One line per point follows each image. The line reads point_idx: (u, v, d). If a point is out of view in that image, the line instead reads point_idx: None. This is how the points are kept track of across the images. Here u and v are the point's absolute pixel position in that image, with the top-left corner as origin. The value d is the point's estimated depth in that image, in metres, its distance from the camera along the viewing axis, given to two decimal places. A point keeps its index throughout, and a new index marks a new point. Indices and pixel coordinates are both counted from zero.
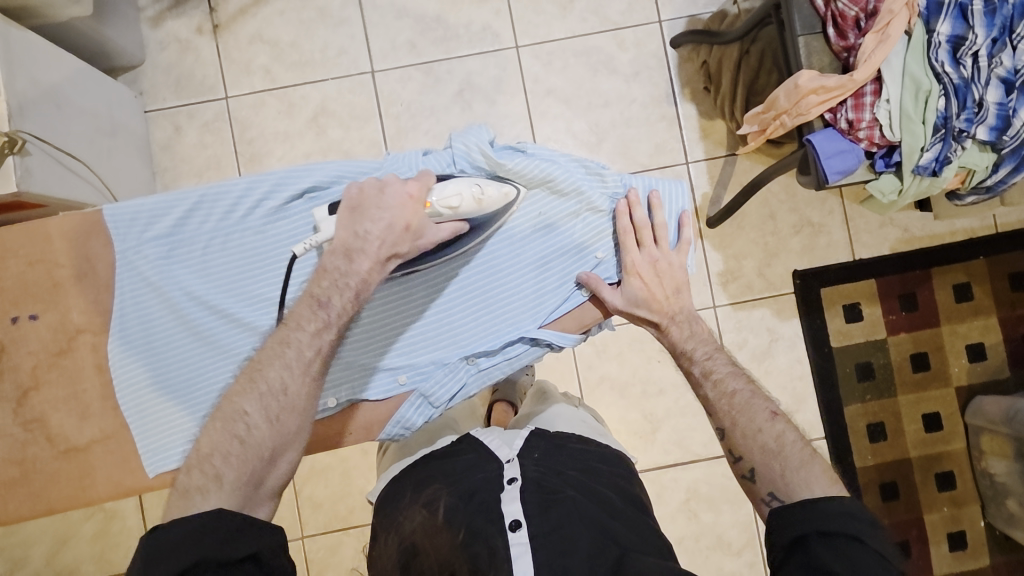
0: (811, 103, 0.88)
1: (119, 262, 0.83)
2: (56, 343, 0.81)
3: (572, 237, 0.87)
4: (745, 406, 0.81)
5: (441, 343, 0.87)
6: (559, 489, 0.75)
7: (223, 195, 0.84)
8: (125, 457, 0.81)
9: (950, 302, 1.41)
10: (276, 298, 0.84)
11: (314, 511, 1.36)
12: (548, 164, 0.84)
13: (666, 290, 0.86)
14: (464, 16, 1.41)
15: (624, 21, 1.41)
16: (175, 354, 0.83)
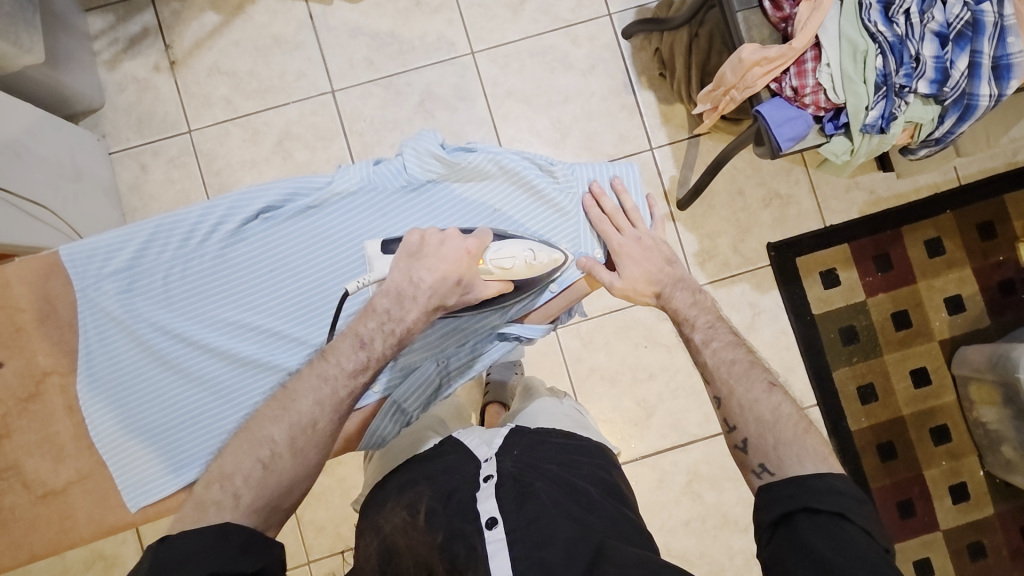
0: (756, 75, 0.90)
1: (80, 300, 0.82)
2: (24, 388, 0.80)
3: (529, 230, 0.88)
4: (744, 374, 0.78)
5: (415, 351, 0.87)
6: (532, 481, 0.77)
7: (178, 224, 0.85)
8: (104, 494, 0.81)
9: (923, 258, 1.43)
10: (241, 320, 0.85)
11: (318, 534, 1.35)
12: (497, 157, 0.88)
13: (658, 263, 0.87)
14: (417, 29, 1.43)
15: (575, 18, 1.44)
16: (147, 389, 0.83)
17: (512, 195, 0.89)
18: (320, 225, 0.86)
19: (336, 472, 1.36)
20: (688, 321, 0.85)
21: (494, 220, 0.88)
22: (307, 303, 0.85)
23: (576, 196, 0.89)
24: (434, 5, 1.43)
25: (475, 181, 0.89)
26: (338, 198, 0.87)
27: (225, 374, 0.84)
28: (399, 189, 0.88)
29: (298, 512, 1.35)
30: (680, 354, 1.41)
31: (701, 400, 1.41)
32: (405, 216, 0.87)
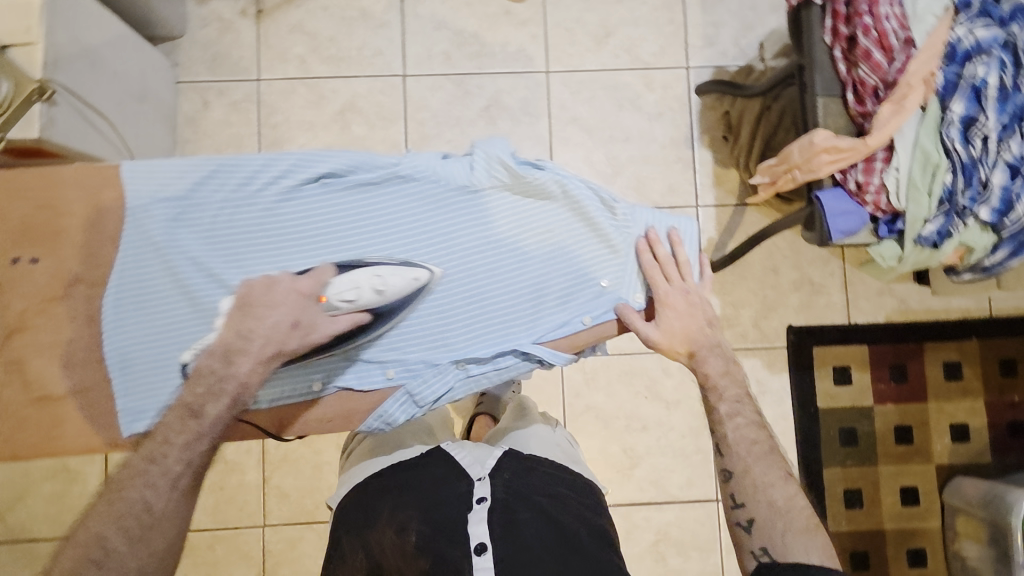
0: (823, 162, 0.90)
1: (127, 217, 0.83)
2: (50, 289, 0.81)
3: (576, 259, 0.88)
4: (762, 457, 0.82)
5: (430, 344, 0.86)
6: (521, 512, 0.78)
7: (239, 168, 0.85)
8: (98, 413, 0.81)
9: (939, 378, 1.42)
10: (274, 276, 0.85)
11: (279, 501, 1.34)
12: (565, 181, 0.87)
13: (699, 323, 0.86)
14: (501, 36, 1.45)
15: (654, 63, 1.46)
16: (165, 318, 0.83)
17: (567, 221, 0.88)
18: (375, 203, 0.86)
19: (312, 445, 1.35)
20: (715, 392, 0.85)
21: (544, 241, 0.88)
22: None
23: (631, 237, 0.88)
24: (523, 17, 1.46)
25: (536, 196, 0.88)
26: (399, 181, 0.87)
27: None
28: (462, 188, 0.87)
29: (265, 475, 1.34)
30: (678, 413, 1.40)
31: (687, 463, 1.39)
32: (458, 217, 0.87)
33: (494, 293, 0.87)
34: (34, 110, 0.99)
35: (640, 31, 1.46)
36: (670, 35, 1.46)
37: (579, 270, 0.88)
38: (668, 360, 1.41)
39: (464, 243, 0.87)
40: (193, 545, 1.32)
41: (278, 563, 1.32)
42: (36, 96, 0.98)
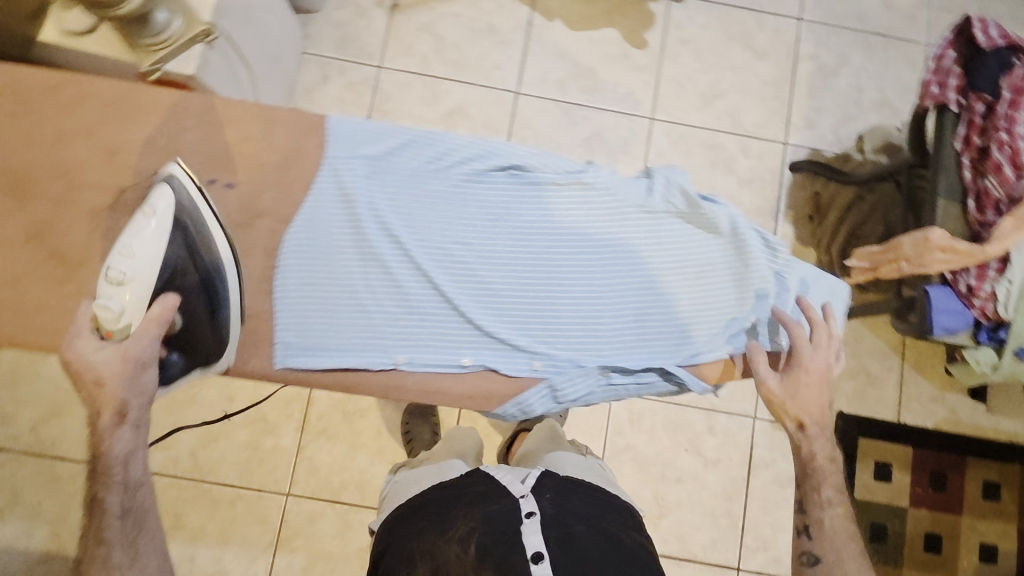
0: (936, 259, 0.93)
1: (323, 167, 0.86)
2: (241, 215, 0.85)
3: (731, 294, 0.90)
4: (847, 549, 0.83)
5: (580, 344, 0.87)
6: (573, 524, 0.80)
7: (440, 142, 0.88)
8: (257, 341, 0.84)
9: (976, 495, 1.42)
10: (448, 248, 0.86)
11: (309, 473, 1.34)
12: (736, 220, 0.90)
13: (823, 396, 0.85)
14: (615, 77, 1.52)
15: (755, 132, 1.51)
16: (339, 266, 0.85)
17: (728, 257, 0.91)
18: (555, 202, 0.89)
19: (352, 425, 1.36)
20: (817, 475, 0.85)
21: (703, 272, 0.90)
22: (510, 263, 0.87)
23: (785, 284, 0.90)
24: (640, 64, 1.52)
25: (703, 229, 0.91)
26: (580, 187, 0.89)
27: (414, 287, 0.85)
28: (636, 205, 0.90)
29: (301, 444, 1.35)
30: (714, 473, 1.40)
31: (714, 524, 1.38)
32: (629, 231, 0.90)
33: (647, 310, 0.89)
34: (195, 49, 1.02)
35: (746, 100, 1.52)
36: (774, 110, 1.53)
37: (731, 305, 0.89)
38: (713, 418, 1.42)
39: (627, 256, 0.89)
40: (214, 497, 1.32)
41: (293, 534, 1.32)
42: (200, 37, 1.01)
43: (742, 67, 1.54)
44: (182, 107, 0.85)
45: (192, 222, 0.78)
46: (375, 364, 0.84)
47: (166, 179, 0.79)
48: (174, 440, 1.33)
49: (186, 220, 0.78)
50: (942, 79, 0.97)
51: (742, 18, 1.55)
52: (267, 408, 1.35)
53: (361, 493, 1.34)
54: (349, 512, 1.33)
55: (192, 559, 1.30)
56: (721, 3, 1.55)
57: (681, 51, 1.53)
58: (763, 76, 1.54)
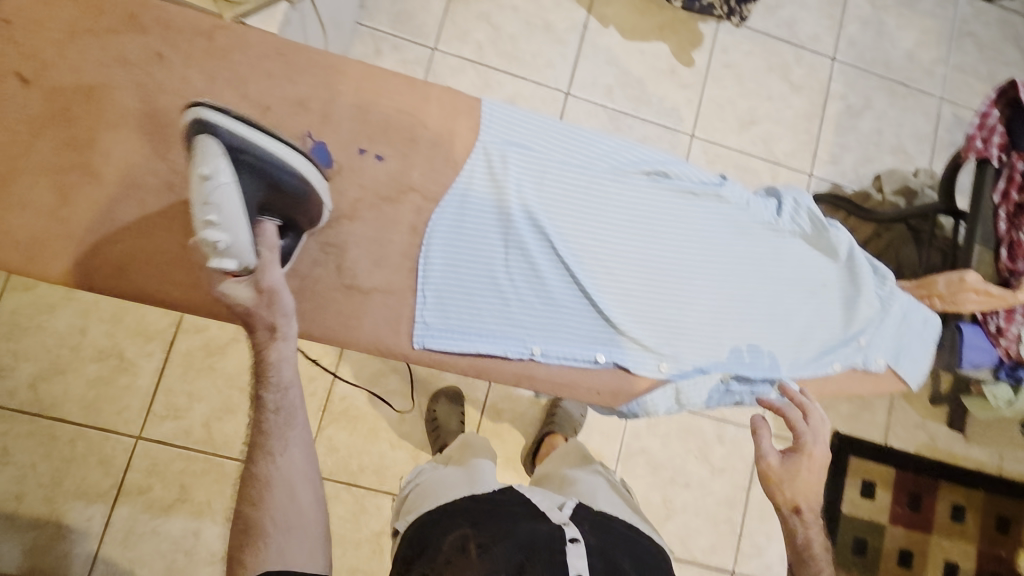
0: (970, 299, 1.00)
1: (474, 149, 0.82)
2: (388, 189, 0.80)
3: (844, 315, 0.94)
4: None
5: (705, 351, 0.89)
6: (617, 561, 0.83)
7: (588, 138, 0.86)
8: (398, 318, 0.81)
9: (945, 517, 1.54)
10: (591, 245, 0.86)
11: (327, 454, 1.31)
12: (851, 245, 0.95)
13: (813, 480, 0.80)
14: (661, 90, 1.55)
15: (784, 160, 1.59)
16: (482, 252, 0.82)
17: (841, 278, 0.96)
18: (695, 211, 0.89)
19: (376, 409, 1.34)
20: (811, 566, 0.77)
21: (820, 292, 0.94)
22: (648, 266, 0.88)
23: (892, 308, 0.95)
24: (686, 80, 1.57)
25: (823, 252, 0.96)
26: (719, 199, 0.91)
27: (557, 281, 0.84)
28: (766, 222, 0.93)
29: (320, 424, 1.31)
30: (719, 480, 1.46)
31: (716, 530, 1.45)
32: (758, 246, 0.92)
33: (768, 323, 0.92)
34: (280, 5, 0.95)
35: (779, 129, 1.60)
36: (803, 142, 1.61)
37: (843, 326, 0.93)
38: (723, 429, 1.49)
39: (754, 269, 0.92)
40: (225, 472, 1.26)
41: None
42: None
43: (778, 98, 1.61)
44: (330, 67, 0.79)
45: (255, 157, 0.67)
46: (512, 353, 0.83)
47: (215, 131, 0.65)
48: (188, 409, 1.27)
49: (248, 157, 0.67)
50: (987, 135, 1.05)
51: (782, 50, 1.62)
52: None
53: (380, 478, 1.32)
54: (366, 496, 1.31)
55: (196, 534, 1.24)
56: (765, 34, 1.62)
57: (724, 74, 1.59)
58: (796, 108, 1.61)
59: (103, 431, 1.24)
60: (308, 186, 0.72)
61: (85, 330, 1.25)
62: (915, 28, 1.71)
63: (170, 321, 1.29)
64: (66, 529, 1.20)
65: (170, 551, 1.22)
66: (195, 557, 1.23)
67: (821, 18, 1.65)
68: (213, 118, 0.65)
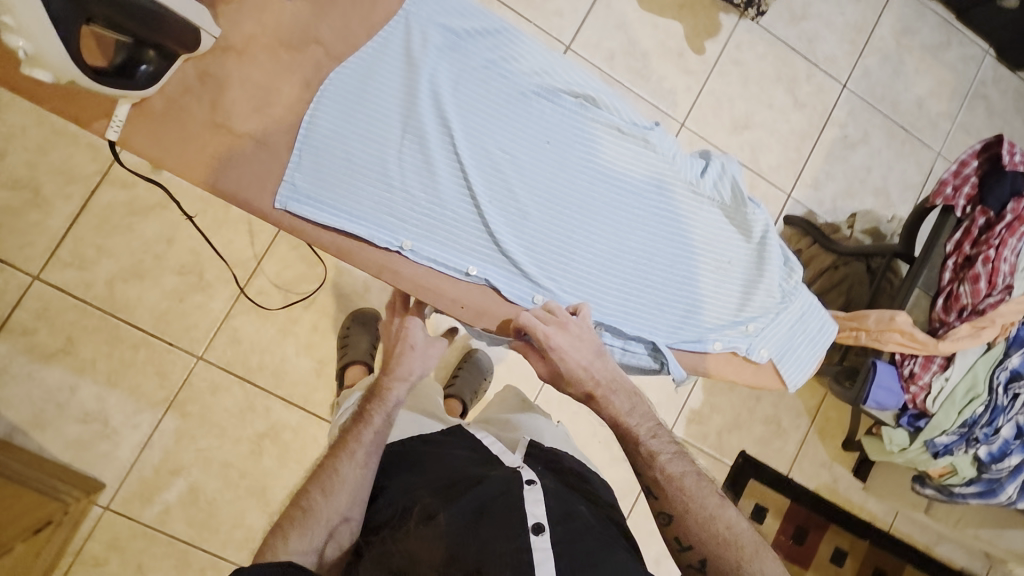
0: (892, 338, 0.99)
1: (398, 21, 0.80)
2: (290, 36, 0.77)
3: (736, 297, 0.94)
4: (696, 491, 0.80)
5: (585, 294, 0.89)
6: (574, 506, 0.82)
7: (520, 46, 0.84)
8: (266, 169, 0.76)
9: (826, 558, 1.55)
10: (496, 155, 0.83)
11: (228, 343, 1.27)
12: (768, 229, 0.94)
13: (586, 357, 0.83)
14: (662, 70, 1.49)
15: (767, 173, 1.55)
16: (379, 128, 0.79)
17: (745, 259, 0.95)
18: (613, 151, 0.88)
19: (290, 313, 1.30)
20: (628, 432, 0.84)
21: (720, 268, 0.94)
22: (550, 193, 0.86)
23: (790, 303, 0.95)
24: (691, 66, 1.51)
25: (741, 229, 0.94)
26: (642, 143, 0.89)
27: (449, 182, 0.81)
28: (686, 181, 0.91)
29: (229, 311, 1.27)
30: (617, 470, 1.44)
31: None
32: (669, 204, 0.91)
33: (657, 284, 0.92)
34: None
35: (770, 140, 1.56)
36: (790, 160, 1.57)
37: (736, 310, 0.94)
38: None
39: (658, 226, 0.91)
40: (118, 335, 1.23)
41: (192, 397, 1.25)
42: None
43: (777, 109, 1.56)
44: None
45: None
46: (379, 239, 0.79)
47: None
48: (95, 262, 1.22)
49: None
50: (959, 183, 1.00)
51: (796, 63, 1.56)
52: (204, 264, 1.26)
53: (276, 381, 1.30)
54: (257, 395, 1.29)
55: (73, 389, 1.20)
56: (783, 41, 1.55)
57: (730, 70, 1.53)
58: (793, 125, 1.57)
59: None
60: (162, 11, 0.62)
61: (4, 154, 1.17)
62: (933, 78, 1.67)
63: (96, 169, 1.22)
64: None
65: (42, 399, 1.19)
66: (67, 411, 1.20)
67: (843, 41, 1.60)
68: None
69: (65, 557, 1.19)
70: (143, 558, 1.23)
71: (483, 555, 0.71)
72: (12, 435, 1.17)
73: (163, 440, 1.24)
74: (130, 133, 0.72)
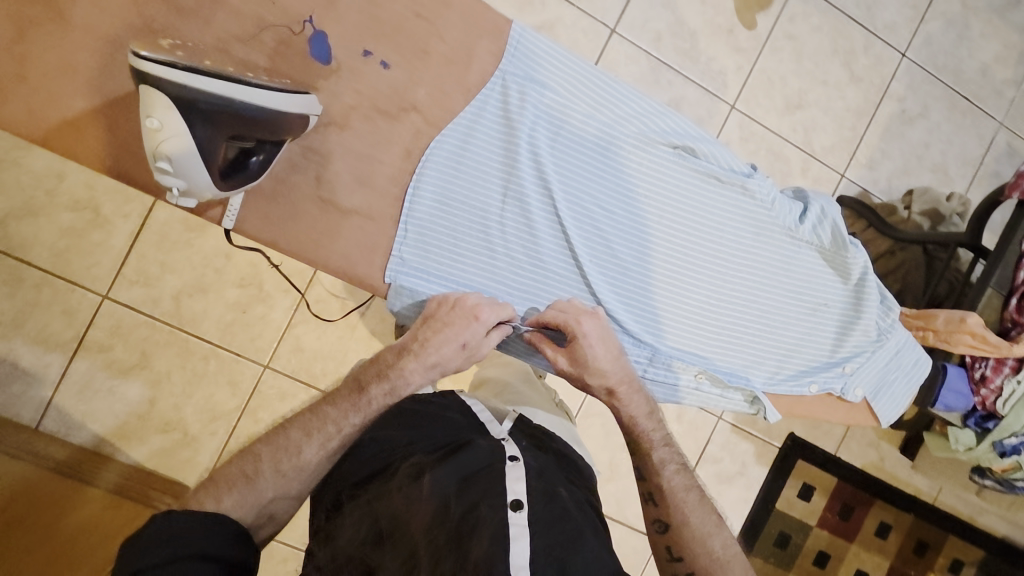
0: (963, 340, 1.00)
1: (493, 78, 0.80)
2: (389, 102, 0.78)
3: (829, 336, 1.02)
4: (694, 505, 0.81)
5: (687, 344, 0.96)
6: (556, 485, 0.75)
7: (619, 100, 0.85)
8: (376, 242, 0.82)
9: (870, 531, 1.60)
10: (600, 216, 0.88)
11: (292, 351, 1.31)
12: (861, 269, 1.00)
13: (610, 355, 0.83)
14: (713, 48, 1.41)
15: (821, 154, 1.50)
16: (486, 196, 0.84)
17: (838, 298, 1.01)
18: (710, 200, 0.92)
19: (348, 320, 1.33)
20: (641, 437, 0.85)
21: (812, 309, 1.01)
22: (652, 246, 0.91)
23: (886, 341, 1.01)
24: (742, 43, 1.43)
25: (837, 272, 1.00)
26: (736, 187, 0.93)
27: (558, 248, 0.88)
28: (776, 220, 0.96)
29: (291, 321, 1.30)
30: None
31: None
32: (764, 248, 0.96)
33: (751, 326, 0.99)
34: None
35: (824, 119, 1.50)
36: (845, 139, 1.52)
37: (830, 351, 1.02)
38: (684, 409, 1.46)
39: (753, 272, 0.97)
40: (188, 348, 1.27)
41: (261, 404, 1.30)
42: None
43: (833, 85, 1.49)
44: None
45: (211, 102, 0.63)
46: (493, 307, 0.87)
47: (159, 85, 0.60)
48: (159, 278, 1.25)
49: (204, 105, 0.63)
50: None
51: (854, 34, 1.48)
52: (264, 277, 1.28)
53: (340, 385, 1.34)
54: None
55: (151, 401, 1.26)
56: (841, 11, 1.47)
57: (784, 45, 1.45)
58: (848, 102, 1.51)
59: (69, 283, 1.21)
60: (262, 111, 0.66)
61: (63, 175, 1.18)
62: (998, 42, 1.59)
63: None
64: (22, 371, 1.20)
65: (123, 412, 1.25)
66: (147, 423, 1.26)
67: (905, 6, 1.50)
68: (157, 71, 0.60)
69: None
70: None
71: (462, 524, 0.66)
72: (100, 446, 1.24)
73: (237, 445, 1.30)
74: (240, 219, 0.78)
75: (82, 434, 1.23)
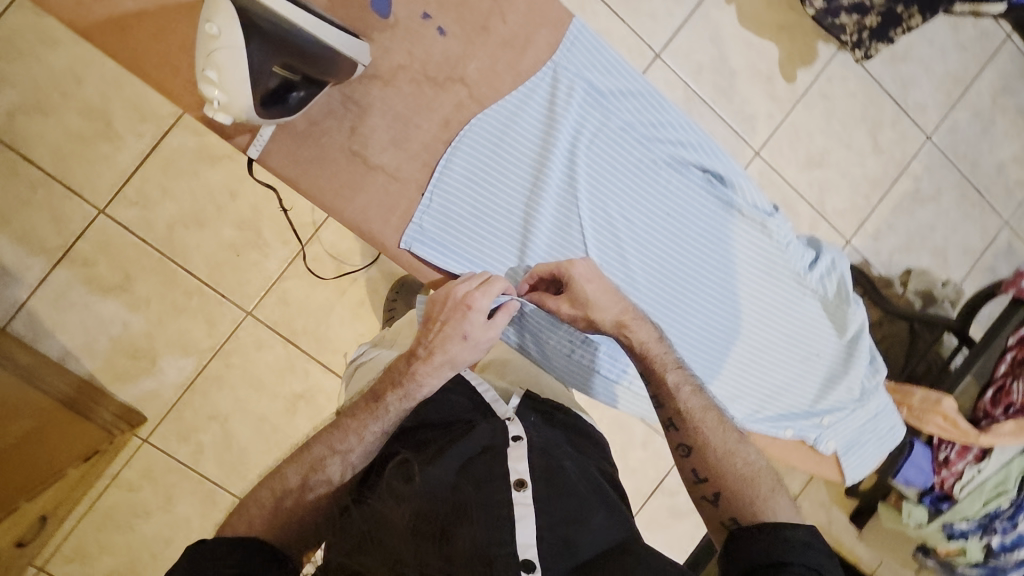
0: (933, 421, 1.07)
1: (549, 63, 0.88)
2: (439, 68, 0.84)
3: (816, 385, 1.06)
4: (716, 427, 0.79)
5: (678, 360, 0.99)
6: (560, 458, 0.76)
7: (660, 114, 0.93)
8: (395, 201, 0.85)
9: None
10: (622, 216, 0.94)
11: (278, 303, 1.30)
12: (857, 325, 1.05)
13: (605, 289, 0.83)
14: (746, 91, 1.43)
15: (830, 216, 1.53)
16: (518, 170, 0.89)
17: (831, 349, 1.06)
18: (725, 225, 0.99)
19: (339, 283, 1.32)
20: (651, 366, 0.82)
21: (804, 354, 1.05)
22: (664, 256, 0.97)
23: (868, 400, 1.06)
24: (778, 92, 1.45)
25: (835, 325, 1.06)
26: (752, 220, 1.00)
27: (573, 238, 0.91)
28: (787, 262, 1.03)
29: (282, 274, 1.29)
30: (627, 479, 1.47)
31: None
32: (768, 283, 1.02)
33: (743, 356, 1.02)
34: None
35: (840, 181, 1.52)
36: (856, 207, 1.54)
37: (813, 401, 1.06)
38: (650, 436, 1.47)
39: (752, 304, 1.02)
40: (175, 279, 1.25)
41: (236, 349, 1.29)
42: None
43: (855, 150, 1.52)
44: None
45: (272, 23, 0.67)
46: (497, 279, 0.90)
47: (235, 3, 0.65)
48: (159, 203, 1.23)
49: (266, 24, 0.67)
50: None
51: (884, 105, 1.51)
52: (265, 223, 1.27)
53: (318, 345, 1.33)
54: (298, 357, 1.32)
55: (125, 324, 1.24)
56: (877, 81, 1.49)
57: (817, 103, 1.47)
58: (867, 170, 1.53)
59: (68, 189, 1.19)
60: (316, 44, 0.70)
61: (82, 80, 1.16)
62: (1018, 142, 1.63)
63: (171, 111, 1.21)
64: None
65: (95, 329, 1.23)
66: (118, 345, 1.24)
67: (938, 91, 1.53)
68: None
69: (102, 480, 1.25)
70: (174, 489, 1.29)
71: (457, 517, 0.68)
72: (64, 359, 1.22)
73: (204, 384, 1.29)
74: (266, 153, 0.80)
75: (51, 343, 1.21)
